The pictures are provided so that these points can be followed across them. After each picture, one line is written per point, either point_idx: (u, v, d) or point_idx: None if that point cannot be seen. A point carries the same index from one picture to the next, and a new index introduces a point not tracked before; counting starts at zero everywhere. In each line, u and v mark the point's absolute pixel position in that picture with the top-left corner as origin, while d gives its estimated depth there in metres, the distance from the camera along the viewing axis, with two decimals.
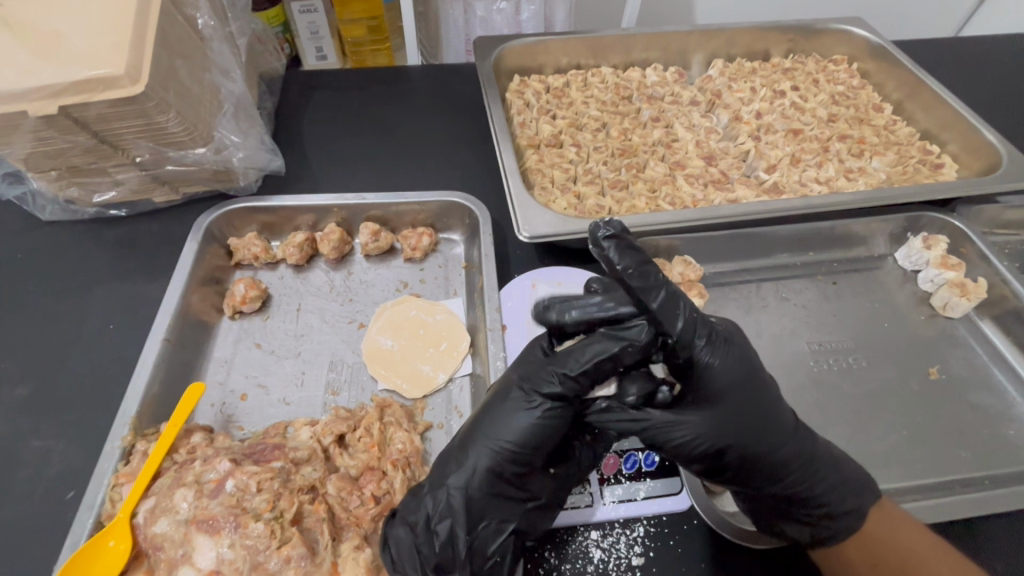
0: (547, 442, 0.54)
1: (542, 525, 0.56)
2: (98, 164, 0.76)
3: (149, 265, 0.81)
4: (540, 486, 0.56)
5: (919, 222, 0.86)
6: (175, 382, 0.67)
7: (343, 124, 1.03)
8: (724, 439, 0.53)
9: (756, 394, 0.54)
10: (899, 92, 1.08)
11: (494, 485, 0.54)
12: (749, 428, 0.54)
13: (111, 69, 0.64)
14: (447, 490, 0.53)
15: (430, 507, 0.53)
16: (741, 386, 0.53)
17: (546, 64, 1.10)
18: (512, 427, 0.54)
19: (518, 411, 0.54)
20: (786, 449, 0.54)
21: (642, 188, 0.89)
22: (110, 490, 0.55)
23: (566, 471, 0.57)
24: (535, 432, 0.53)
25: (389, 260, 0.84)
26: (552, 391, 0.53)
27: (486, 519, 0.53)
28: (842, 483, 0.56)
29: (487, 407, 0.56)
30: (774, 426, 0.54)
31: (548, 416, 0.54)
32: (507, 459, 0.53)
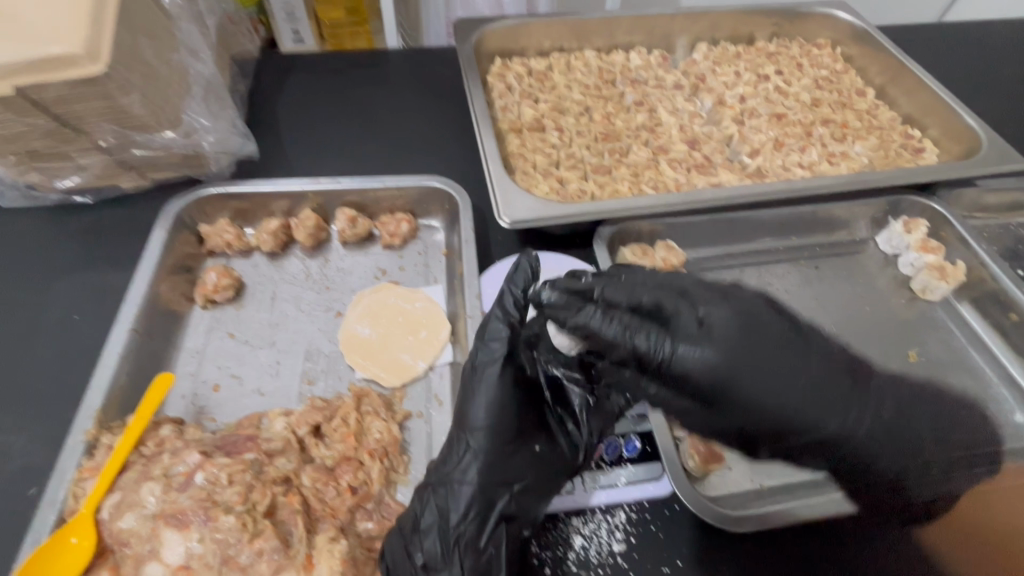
0: (508, 407, 0.56)
1: (537, 508, 0.54)
2: (60, 148, 0.72)
3: (116, 254, 0.78)
4: (522, 466, 0.54)
5: (900, 206, 0.86)
6: (144, 373, 0.65)
7: (320, 108, 1.00)
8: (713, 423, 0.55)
9: (767, 376, 0.53)
10: (882, 76, 1.08)
11: (473, 466, 0.53)
12: (758, 413, 0.53)
13: (69, 47, 0.61)
14: (430, 486, 0.54)
15: (417, 508, 0.53)
16: (749, 371, 0.52)
17: (529, 47, 1.08)
18: (479, 409, 0.55)
19: (478, 383, 0.57)
20: (827, 419, 0.55)
21: (624, 173, 0.88)
22: (73, 486, 0.53)
23: (561, 449, 0.57)
24: (491, 399, 0.56)
25: (367, 247, 0.82)
26: (492, 356, 0.58)
27: (472, 509, 0.52)
28: (891, 436, 0.60)
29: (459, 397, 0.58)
30: (813, 397, 0.54)
31: (509, 393, 0.56)
32: (474, 432, 0.55)
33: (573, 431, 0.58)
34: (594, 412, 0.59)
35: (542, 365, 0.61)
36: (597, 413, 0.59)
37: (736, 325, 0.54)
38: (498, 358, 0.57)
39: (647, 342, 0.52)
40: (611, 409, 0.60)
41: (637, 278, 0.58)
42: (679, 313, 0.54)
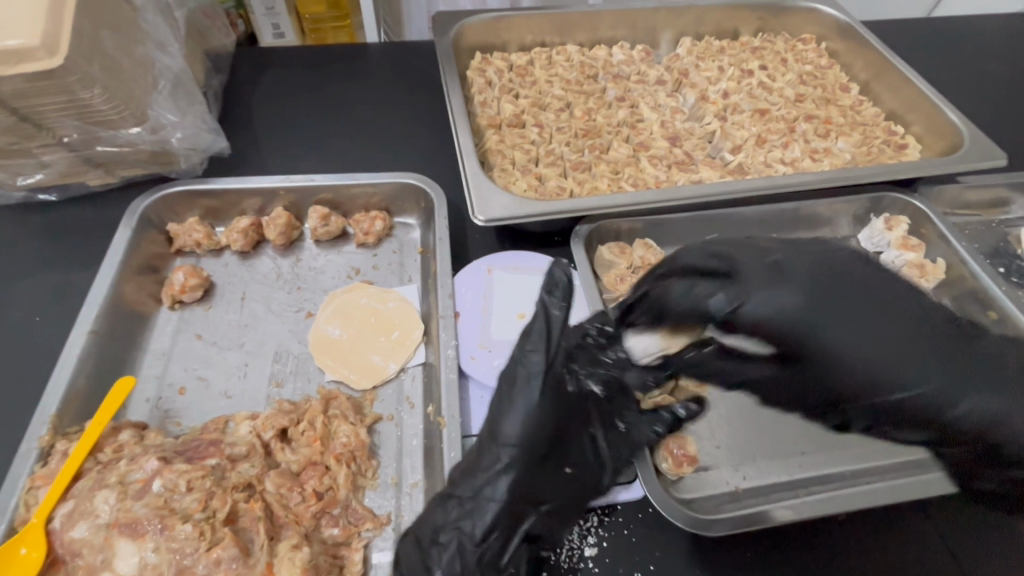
0: (546, 424, 0.54)
1: (560, 530, 0.53)
2: (21, 144, 0.70)
3: (81, 254, 0.76)
4: (554, 487, 0.53)
5: (881, 203, 0.85)
6: (104, 377, 0.63)
7: (296, 104, 0.98)
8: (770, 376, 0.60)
9: (834, 327, 0.53)
10: (866, 72, 1.07)
11: (506, 484, 0.52)
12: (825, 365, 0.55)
13: (25, 40, 0.59)
14: (456, 500, 0.52)
15: (439, 518, 0.52)
16: (817, 321, 0.53)
17: (510, 41, 1.06)
18: (517, 423, 0.53)
19: (513, 397, 0.54)
20: (903, 374, 0.54)
21: (604, 170, 0.87)
22: (25, 494, 0.51)
23: (589, 470, 0.56)
24: (531, 414, 0.53)
25: (341, 245, 0.80)
26: (533, 368, 0.55)
27: (498, 528, 0.51)
28: (995, 410, 0.54)
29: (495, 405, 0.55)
30: (889, 353, 0.53)
31: (548, 406, 0.54)
32: (507, 449, 0.53)
33: (601, 450, 0.57)
34: (622, 441, 0.58)
35: (578, 377, 0.58)
36: (626, 442, 0.58)
37: (816, 275, 0.54)
38: (539, 374, 0.54)
39: (718, 302, 0.55)
40: (637, 438, 0.59)
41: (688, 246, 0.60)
42: (744, 264, 0.56)
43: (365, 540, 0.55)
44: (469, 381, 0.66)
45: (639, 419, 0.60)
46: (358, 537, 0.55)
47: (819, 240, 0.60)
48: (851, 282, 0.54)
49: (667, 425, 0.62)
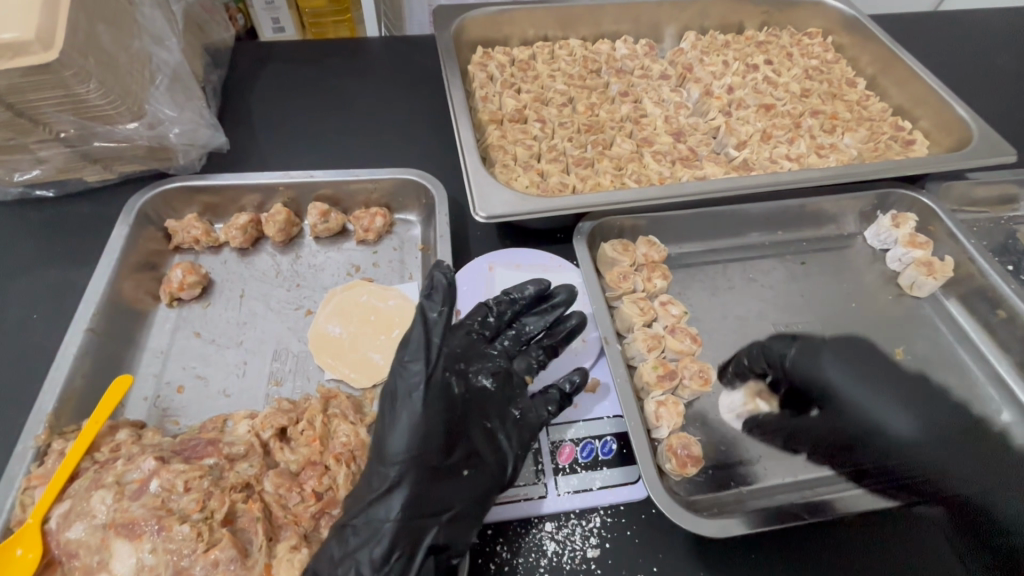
0: (433, 432, 0.53)
1: (467, 537, 0.51)
2: (18, 139, 0.69)
3: (79, 251, 0.75)
4: (450, 492, 0.51)
5: (887, 200, 0.84)
6: (102, 375, 0.62)
7: (296, 99, 0.97)
8: (824, 439, 0.66)
9: (856, 379, 0.71)
10: (873, 67, 1.05)
11: (398, 499, 0.50)
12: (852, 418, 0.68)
13: (20, 33, 0.58)
14: (352, 525, 0.49)
15: (336, 552, 0.48)
16: (890, 367, 0.74)
17: (512, 35, 1.05)
18: (401, 432, 0.52)
19: (396, 412, 0.53)
20: (880, 418, 0.69)
21: (607, 165, 0.85)
22: (22, 494, 0.51)
23: (488, 468, 0.54)
24: (416, 425, 0.52)
25: (341, 242, 0.79)
26: (412, 380, 0.54)
27: (398, 548, 0.48)
28: (955, 458, 0.67)
29: (380, 421, 0.54)
30: (869, 399, 0.70)
31: (425, 412, 0.53)
32: (395, 464, 0.51)
33: (500, 446, 0.56)
34: (516, 430, 0.57)
35: (466, 376, 0.57)
36: (521, 430, 0.57)
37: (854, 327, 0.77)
38: (419, 383, 0.53)
39: (797, 361, 0.72)
40: (534, 423, 0.58)
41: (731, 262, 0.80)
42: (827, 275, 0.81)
43: None
44: None
45: (532, 402, 0.58)
46: None
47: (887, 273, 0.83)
48: (870, 323, 0.77)
49: (671, 425, 0.61)
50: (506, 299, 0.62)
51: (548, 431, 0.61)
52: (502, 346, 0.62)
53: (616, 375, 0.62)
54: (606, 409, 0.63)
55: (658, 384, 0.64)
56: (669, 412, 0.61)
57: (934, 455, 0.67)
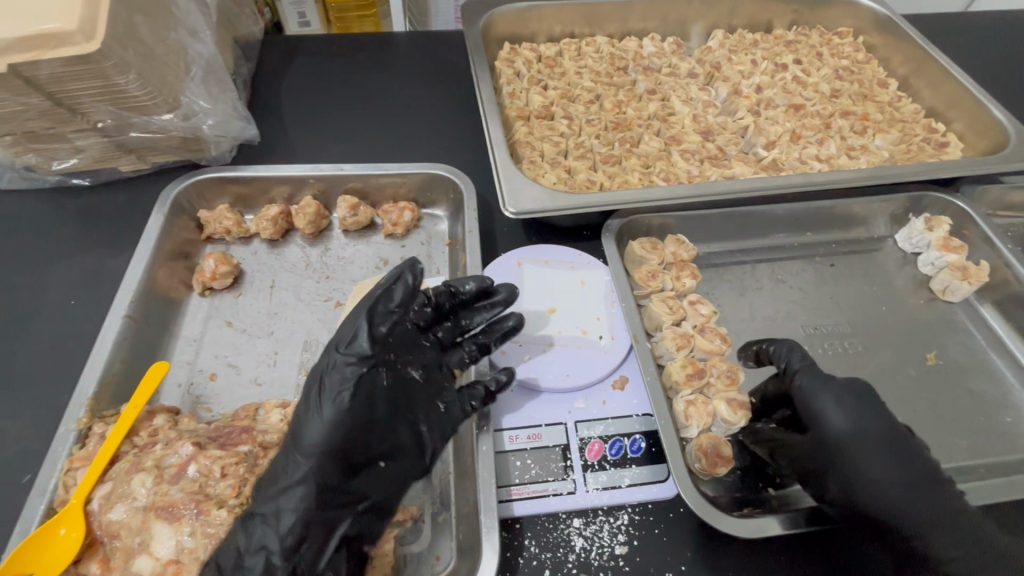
0: (356, 428, 0.51)
1: (381, 526, 0.51)
2: (56, 128, 0.71)
3: (115, 239, 0.76)
4: (367, 483, 0.51)
5: (921, 202, 0.83)
6: (139, 362, 0.64)
7: (323, 93, 0.98)
8: (806, 459, 0.58)
9: (851, 407, 0.59)
10: (905, 67, 1.04)
11: (311, 492, 0.48)
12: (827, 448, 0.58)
13: (63, 24, 0.60)
14: (258, 514, 0.48)
15: (241, 541, 0.47)
16: (908, 385, 0.70)
17: (538, 32, 1.04)
18: (320, 424, 0.50)
19: (320, 403, 0.51)
20: (856, 454, 0.57)
21: (635, 163, 0.85)
22: (64, 475, 0.52)
23: (408, 462, 0.53)
24: (339, 422, 0.50)
25: (369, 236, 0.80)
26: (344, 375, 0.51)
27: (307, 538, 0.47)
28: (937, 504, 0.54)
29: (300, 409, 0.52)
30: (852, 429, 0.58)
31: (350, 405, 0.50)
32: (310, 456, 0.49)
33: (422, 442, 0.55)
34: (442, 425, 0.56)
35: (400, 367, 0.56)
36: (445, 424, 0.56)
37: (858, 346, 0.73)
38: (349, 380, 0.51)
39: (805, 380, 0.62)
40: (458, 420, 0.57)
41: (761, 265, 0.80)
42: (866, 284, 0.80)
43: (395, 532, 0.55)
44: None
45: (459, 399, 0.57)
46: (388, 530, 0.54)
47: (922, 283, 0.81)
48: (897, 329, 0.76)
49: (700, 424, 0.61)
50: (447, 292, 0.62)
51: (577, 428, 0.61)
52: (436, 337, 0.61)
53: (646, 373, 0.62)
54: (633, 406, 0.63)
55: (687, 383, 0.63)
56: (698, 411, 0.61)
57: (910, 509, 0.54)
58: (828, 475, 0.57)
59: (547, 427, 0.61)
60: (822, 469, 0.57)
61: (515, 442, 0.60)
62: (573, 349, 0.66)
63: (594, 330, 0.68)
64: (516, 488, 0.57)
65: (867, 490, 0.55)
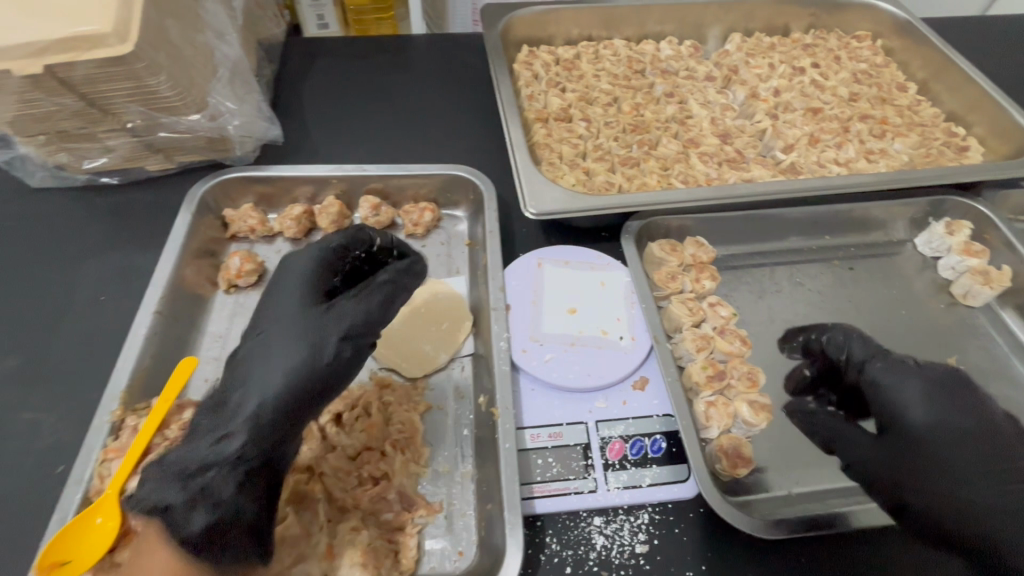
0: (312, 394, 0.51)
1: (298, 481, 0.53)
2: (88, 128, 0.73)
3: (142, 236, 0.78)
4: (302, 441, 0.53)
5: (941, 206, 0.83)
6: (168, 356, 0.65)
7: (344, 95, 0.99)
8: (858, 448, 0.62)
9: (932, 410, 0.63)
10: (924, 71, 1.03)
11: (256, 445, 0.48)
12: (907, 452, 0.61)
13: (98, 26, 0.61)
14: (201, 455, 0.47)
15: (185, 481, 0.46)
16: None
17: (556, 35, 1.05)
18: (277, 381, 0.50)
19: (277, 362, 0.51)
20: (937, 462, 0.60)
21: (653, 166, 0.86)
22: (99, 466, 0.53)
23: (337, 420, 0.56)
24: (244, 391, 0.50)
25: (390, 235, 0.81)
26: (324, 345, 0.52)
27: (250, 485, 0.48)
28: (990, 495, 0.57)
29: (255, 365, 0.51)
30: (934, 438, 0.62)
31: (317, 374, 0.51)
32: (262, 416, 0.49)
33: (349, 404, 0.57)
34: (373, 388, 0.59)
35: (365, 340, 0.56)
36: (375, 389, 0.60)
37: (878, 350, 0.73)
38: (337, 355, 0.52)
39: (879, 375, 0.66)
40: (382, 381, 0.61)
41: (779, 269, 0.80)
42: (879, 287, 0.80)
43: (418, 526, 0.56)
44: (520, 374, 0.65)
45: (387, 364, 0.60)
46: (411, 524, 0.56)
47: (944, 287, 0.81)
48: (916, 333, 0.76)
49: (721, 425, 0.61)
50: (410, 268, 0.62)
51: (597, 427, 0.62)
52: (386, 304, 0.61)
53: (666, 374, 0.63)
54: (652, 406, 0.63)
55: (707, 384, 0.64)
56: (718, 413, 0.61)
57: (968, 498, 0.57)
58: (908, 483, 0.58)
59: (567, 426, 0.62)
60: (895, 477, 0.59)
61: (536, 441, 0.60)
62: (593, 349, 0.67)
63: (614, 330, 0.69)
64: (538, 486, 0.57)
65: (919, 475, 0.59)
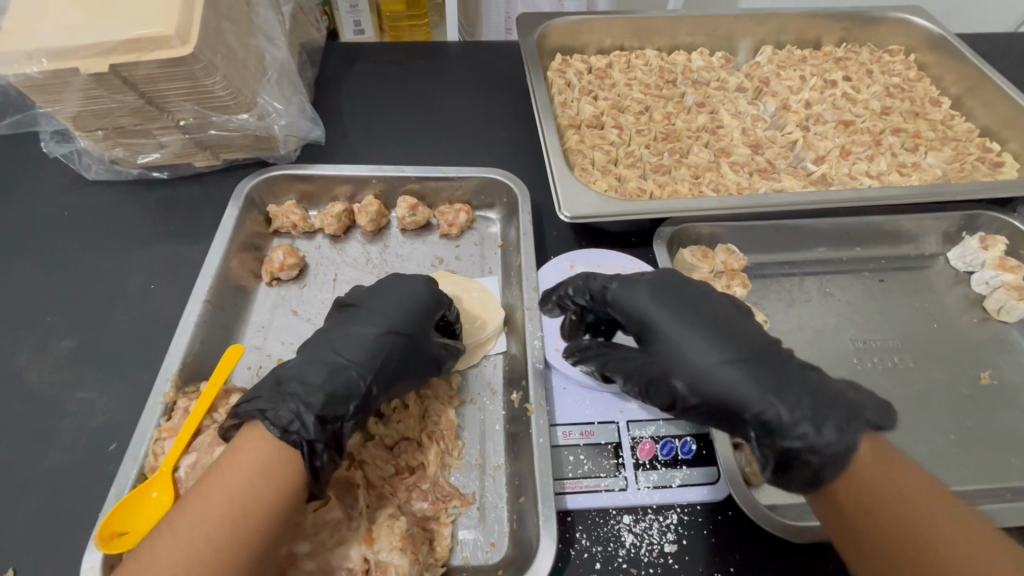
0: (392, 361, 0.59)
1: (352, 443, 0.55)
2: (144, 125, 0.76)
3: (189, 229, 0.81)
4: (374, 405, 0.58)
5: (976, 221, 0.83)
6: (214, 343, 0.68)
7: (382, 98, 1.02)
8: (635, 371, 0.58)
9: (674, 307, 0.59)
10: (958, 86, 1.03)
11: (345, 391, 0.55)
12: (669, 351, 0.57)
13: (161, 29, 0.64)
14: (293, 395, 0.52)
15: (277, 410, 0.51)
16: (960, 403, 0.70)
17: (589, 44, 1.07)
18: (367, 340, 0.58)
19: (366, 329, 0.59)
20: (706, 355, 0.55)
21: (685, 173, 0.87)
22: (153, 444, 0.56)
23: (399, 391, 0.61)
24: (332, 359, 0.56)
25: (425, 235, 0.84)
26: (409, 325, 0.61)
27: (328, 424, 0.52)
28: (784, 376, 0.53)
29: (345, 330, 0.59)
30: (719, 337, 0.56)
31: (399, 342, 0.60)
32: (354, 365, 0.56)
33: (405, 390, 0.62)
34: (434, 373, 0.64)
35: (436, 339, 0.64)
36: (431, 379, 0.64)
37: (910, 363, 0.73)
38: (417, 335, 0.61)
39: (614, 291, 0.62)
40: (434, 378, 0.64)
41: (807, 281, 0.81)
42: (911, 299, 0.80)
43: (452, 517, 0.58)
44: (552, 372, 0.67)
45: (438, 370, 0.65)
46: (445, 513, 0.58)
47: (976, 303, 0.80)
48: (948, 346, 0.75)
49: None
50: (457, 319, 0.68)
51: (628, 427, 0.63)
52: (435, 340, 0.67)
53: None
54: None
55: None
56: None
57: (757, 379, 0.53)
58: (659, 381, 0.57)
59: (599, 424, 0.63)
60: (697, 376, 0.55)
61: (568, 438, 0.62)
62: None
63: None
64: (570, 482, 0.59)
65: (708, 378, 0.54)
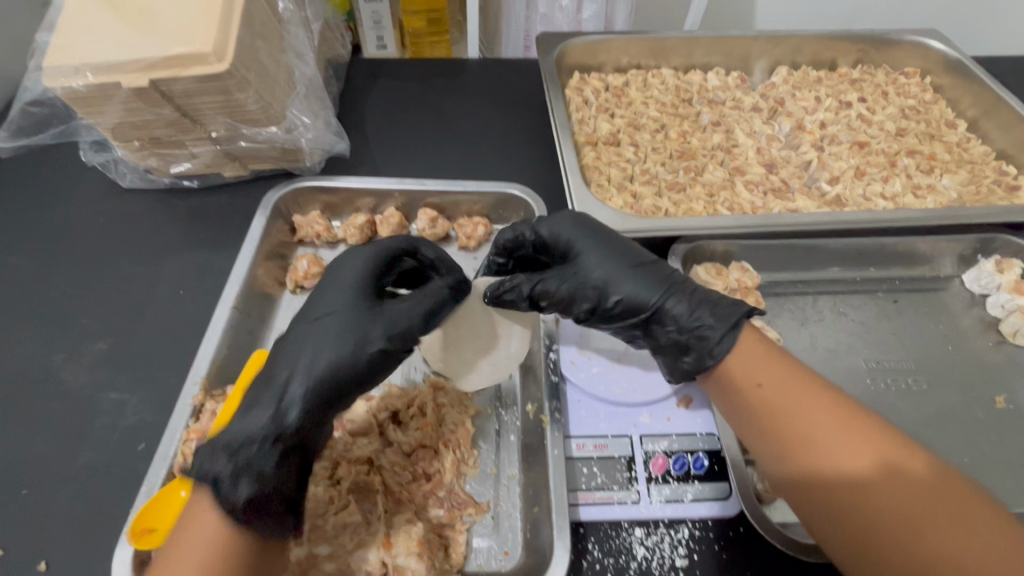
0: (303, 367, 0.52)
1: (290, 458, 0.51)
2: (178, 136, 0.79)
3: (217, 237, 0.84)
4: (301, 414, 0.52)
5: (991, 244, 0.83)
6: (240, 349, 0.70)
7: (403, 113, 1.05)
8: (564, 287, 0.64)
9: (593, 230, 0.65)
10: (975, 109, 1.04)
11: (258, 412, 0.50)
12: (590, 266, 0.63)
13: (200, 47, 0.68)
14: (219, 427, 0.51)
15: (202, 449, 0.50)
16: (974, 427, 0.70)
17: (606, 63, 1.10)
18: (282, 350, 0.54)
19: (287, 338, 0.55)
20: (615, 263, 0.63)
21: (699, 192, 0.88)
22: (182, 444, 0.59)
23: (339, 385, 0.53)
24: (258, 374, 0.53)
25: (444, 247, 0.86)
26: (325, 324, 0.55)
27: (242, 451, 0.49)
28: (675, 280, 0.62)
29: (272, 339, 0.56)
30: (627, 254, 0.64)
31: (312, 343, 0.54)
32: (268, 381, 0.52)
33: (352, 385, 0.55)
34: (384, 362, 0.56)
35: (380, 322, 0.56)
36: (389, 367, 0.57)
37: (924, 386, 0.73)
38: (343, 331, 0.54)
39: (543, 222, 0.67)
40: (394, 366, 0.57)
41: (819, 300, 0.82)
42: (926, 320, 0.80)
43: (466, 524, 0.60)
44: (566, 385, 0.68)
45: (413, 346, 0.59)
46: (460, 521, 0.59)
47: (991, 326, 0.80)
48: (963, 369, 0.75)
49: None
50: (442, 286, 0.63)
51: (641, 441, 0.63)
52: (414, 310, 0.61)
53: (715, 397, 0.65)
54: (694, 424, 0.65)
55: None
56: None
57: (658, 281, 0.62)
58: (582, 287, 0.63)
59: (612, 438, 0.64)
60: (614, 285, 0.62)
61: (582, 450, 0.63)
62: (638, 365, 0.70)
63: None
64: (583, 493, 0.60)
65: (621, 284, 0.62)
